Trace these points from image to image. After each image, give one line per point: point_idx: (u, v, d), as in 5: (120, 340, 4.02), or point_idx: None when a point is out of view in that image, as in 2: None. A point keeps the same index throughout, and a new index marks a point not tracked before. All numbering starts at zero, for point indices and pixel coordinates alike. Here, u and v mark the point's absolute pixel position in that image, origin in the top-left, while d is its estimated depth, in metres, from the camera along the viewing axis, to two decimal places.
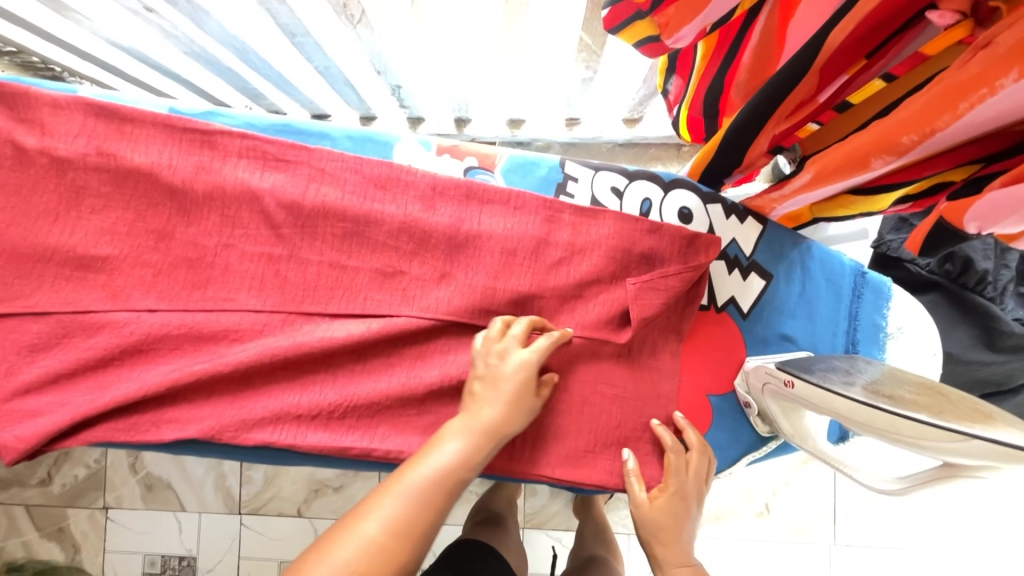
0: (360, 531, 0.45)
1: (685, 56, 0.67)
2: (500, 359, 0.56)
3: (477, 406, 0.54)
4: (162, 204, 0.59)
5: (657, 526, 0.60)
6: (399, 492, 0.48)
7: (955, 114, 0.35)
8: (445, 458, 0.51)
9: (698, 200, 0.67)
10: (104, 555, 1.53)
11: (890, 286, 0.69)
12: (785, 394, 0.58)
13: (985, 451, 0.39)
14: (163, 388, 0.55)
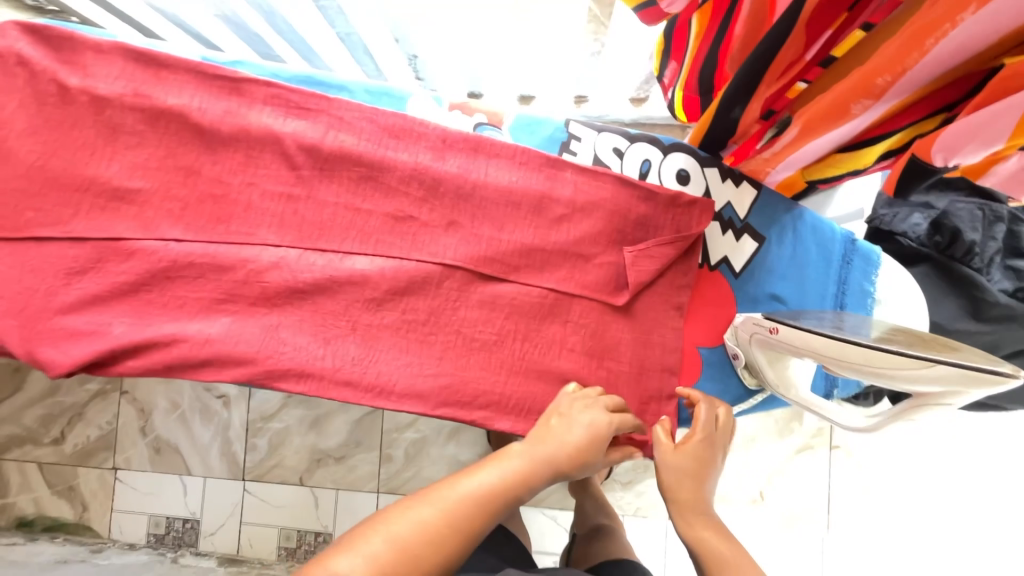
0: (411, 510, 0.49)
1: (681, 32, 0.68)
2: (569, 418, 0.60)
3: (541, 453, 0.57)
4: (192, 145, 0.63)
5: (682, 469, 0.61)
6: (450, 484, 0.52)
7: (923, 51, 0.38)
8: (500, 470, 0.55)
9: (695, 162, 0.70)
10: (111, 514, 1.57)
11: (880, 254, 0.70)
12: (771, 343, 0.61)
13: (950, 375, 0.42)
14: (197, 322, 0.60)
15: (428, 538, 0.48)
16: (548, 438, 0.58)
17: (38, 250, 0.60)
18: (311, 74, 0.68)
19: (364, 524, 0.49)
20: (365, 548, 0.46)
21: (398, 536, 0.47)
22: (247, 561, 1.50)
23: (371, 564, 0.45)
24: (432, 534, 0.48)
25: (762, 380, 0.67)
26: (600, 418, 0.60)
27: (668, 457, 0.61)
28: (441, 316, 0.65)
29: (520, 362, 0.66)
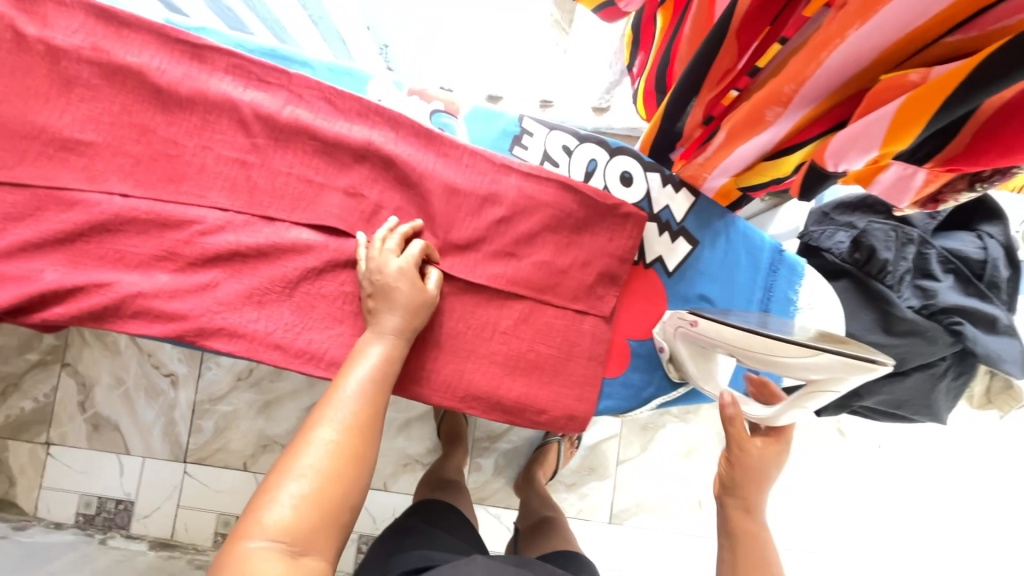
0: (316, 440, 0.50)
1: (647, 27, 0.74)
2: (393, 267, 0.61)
3: (386, 321, 0.60)
4: (148, 103, 0.64)
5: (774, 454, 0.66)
6: (342, 402, 0.53)
7: (819, 62, 0.42)
8: (370, 361, 0.57)
9: (640, 167, 0.74)
10: (39, 491, 1.51)
11: (804, 266, 0.78)
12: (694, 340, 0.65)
13: (833, 363, 0.47)
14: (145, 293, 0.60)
15: (343, 452, 0.50)
16: (382, 299, 0.60)
17: None
18: (274, 48, 0.69)
19: (273, 474, 0.48)
20: (286, 490, 0.47)
21: (317, 470, 0.48)
22: (180, 547, 1.47)
23: (304, 501, 0.46)
24: (346, 452, 0.50)
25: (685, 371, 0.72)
26: (405, 264, 0.62)
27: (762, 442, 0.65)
28: None
29: (456, 345, 0.66)
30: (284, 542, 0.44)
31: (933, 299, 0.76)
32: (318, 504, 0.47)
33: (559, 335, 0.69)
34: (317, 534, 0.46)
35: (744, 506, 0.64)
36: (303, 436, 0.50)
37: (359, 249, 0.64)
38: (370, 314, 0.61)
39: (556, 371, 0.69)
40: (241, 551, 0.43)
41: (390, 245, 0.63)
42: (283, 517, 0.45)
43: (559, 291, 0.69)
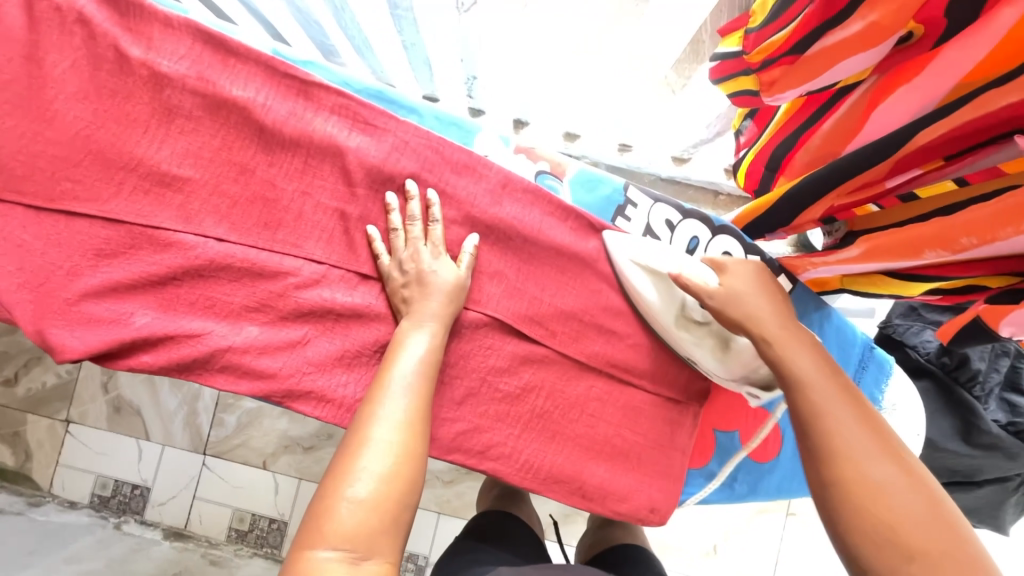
0: (375, 442, 0.49)
1: (769, 108, 0.72)
2: (433, 258, 0.60)
3: (421, 303, 0.58)
4: (249, 141, 0.61)
5: (741, 300, 0.55)
6: (395, 396, 0.53)
7: (1018, 230, 0.41)
8: (417, 350, 0.56)
9: (741, 249, 0.72)
10: (55, 468, 1.50)
11: (892, 365, 0.76)
12: (695, 361, 0.65)
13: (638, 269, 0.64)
14: (234, 348, 0.57)
15: (404, 452, 0.50)
16: (418, 287, 0.59)
17: (70, 225, 0.56)
18: (382, 90, 0.66)
19: (329, 480, 0.47)
20: (346, 497, 0.46)
21: (378, 473, 0.47)
22: (194, 538, 1.46)
23: (365, 505, 0.46)
24: (408, 454, 0.50)
25: (741, 378, 0.63)
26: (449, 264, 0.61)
27: (725, 309, 0.56)
28: (471, 361, 0.63)
29: (543, 423, 0.64)
30: (348, 550, 0.43)
31: (1020, 418, 0.76)
32: (377, 510, 0.46)
33: (643, 419, 0.68)
34: (380, 535, 0.45)
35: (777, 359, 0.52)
36: (358, 439, 0.49)
37: (393, 237, 0.61)
38: (405, 305, 0.59)
39: (637, 457, 0.67)
40: (308, 563, 0.42)
41: (415, 231, 0.61)
42: (351, 525, 0.44)
43: (648, 376, 0.68)
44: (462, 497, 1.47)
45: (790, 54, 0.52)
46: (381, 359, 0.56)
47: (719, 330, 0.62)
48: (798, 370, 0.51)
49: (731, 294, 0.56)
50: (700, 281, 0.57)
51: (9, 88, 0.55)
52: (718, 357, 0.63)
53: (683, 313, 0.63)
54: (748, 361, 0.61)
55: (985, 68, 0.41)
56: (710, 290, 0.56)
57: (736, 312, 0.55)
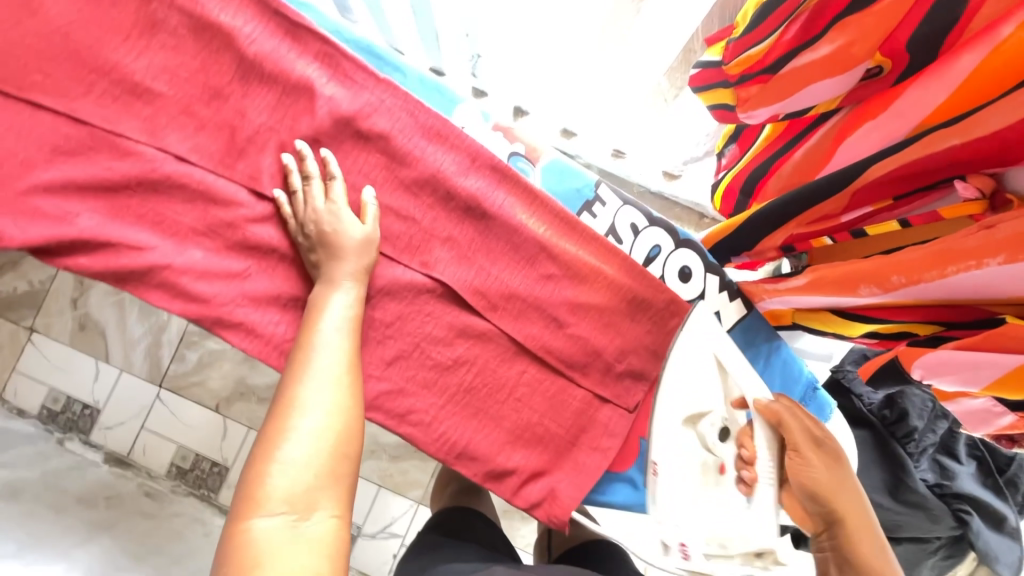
0: (305, 401, 0.50)
1: (751, 131, 0.73)
2: (332, 216, 0.59)
3: (333, 262, 0.58)
4: (228, 67, 0.61)
5: (803, 424, 0.57)
6: (324, 353, 0.54)
7: (941, 273, 0.41)
8: (339, 310, 0.57)
9: (700, 265, 0.72)
10: (10, 374, 1.50)
11: (831, 410, 0.75)
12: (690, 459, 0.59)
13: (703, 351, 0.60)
14: (174, 268, 0.58)
15: (339, 407, 0.51)
16: (323, 248, 0.59)
17: (32, 115, 0.56)
18: (373, 45, 0.66)
19: (261, 445, 0.47)
20: (278, 458, 0.46)
21: (314, 431, 0.48)
22: (134, 467, 1.46)
23: (300, 463, 0.46)
24: (341, 407, 0.51)
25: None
26: (366, 228, 0.60)
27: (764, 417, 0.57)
28: (407, 324, 0.64)
29: (467, 399, 0.65)
30: (289, 510, 0.44)
31: (948, 481, 0.77)
32: (315, 467, 0.47)
33: (570, 413, 0.68)
34: (320, 488, 0.46)
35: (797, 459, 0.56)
36: (286, 401, 0.50)
37: (296, 199, 0.61)
38: (315, 268, 0.60)
39: (557, 450, 0.68)
40: (251, 530, 0.42)
41: (315, 190, 0.60)
42: (285, 485, 0.45)
43: (582, 372, 0.68)
44: (406, 475, 1.48)
45: (763, 73, 0.52)
46: (301, 321, 0.57)
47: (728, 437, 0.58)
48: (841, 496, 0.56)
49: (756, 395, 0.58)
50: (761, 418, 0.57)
51: None
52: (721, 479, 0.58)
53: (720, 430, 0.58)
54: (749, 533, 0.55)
55: (940, 113, 0.41)
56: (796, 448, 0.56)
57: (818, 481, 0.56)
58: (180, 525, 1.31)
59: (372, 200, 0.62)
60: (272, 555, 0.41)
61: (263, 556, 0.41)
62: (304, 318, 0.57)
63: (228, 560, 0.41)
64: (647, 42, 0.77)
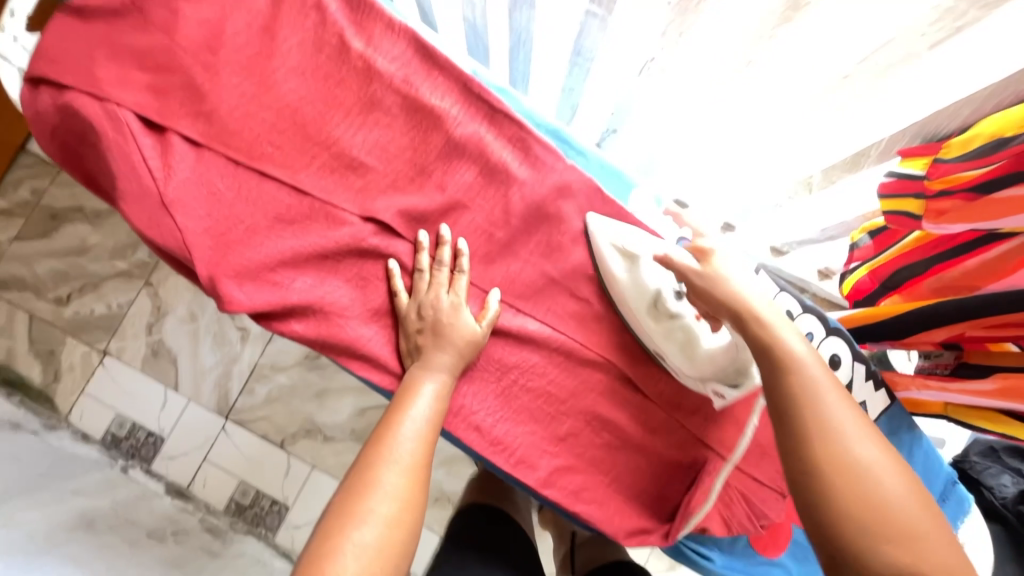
0: (367, 514, 0.45)
1: (887, 237, 0.77)
2: (453, 312, 0.59)
3: (434, 350, 0.58)
4: (433, 146, 0.64)
5: (725, 284, 0.54)
6: (406, 439, 0.51)
7: None
8: (426, 401, 0.55)
9: (849, 353, 0.74)
10: (79, 396, 1.51)
11: (971, 505, 0.75)
12: (661, 356, 0.64)
13: (622, 254, 0.63)
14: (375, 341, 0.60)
15: (406, 507, 0.47)
16: (433, 335, 0.58)
17: (259, 184, 0.59)
18: (560, 130, 0.70)
19: (332, 526, 0.44)
20: (351, 539, 0.43)
21: (387, 518, 0.45)
22: (194, 500, 1.44)
23: (369, 553, 0.43)
24: (409, 504, 0.47)
25: (708, 376, 0.62)
26: (479, 327, 0.60)
27: (712, 290, 0.55)
28: (581, 402, 0.64)
29: (635, 479, 0.65)
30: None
31: None
32: (378, 557, 0.43)
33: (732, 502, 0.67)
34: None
35: (744, 322, 0.52)
36: (350, 507, 0.45)
37: (418, 277, 0.61)
38: (416, 349, 0.59)
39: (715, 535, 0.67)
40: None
41: (442, 277, 0.61)
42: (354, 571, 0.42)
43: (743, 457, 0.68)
44: None
45: (971, 192, 0.54)
46: (384, 413, 0.54)
47: (685, 326, 0.61)
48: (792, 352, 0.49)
49: (717, 276, 0.55)
50: (684, 262, 0.57)
51: (242, 50, 0.60)
52: (685, 351, 0.62)
53: (655, 306, 0.62)
54: (719, 360, 0.60)
55: None
56: (697, 270, 0.56)
57: (722, 293, 0.54)
58: (244, 566, 1.27)
59: (495, 305, 0.62)
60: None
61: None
62: (387, 411, 0.54)
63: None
64: (788, 150, 0.75)
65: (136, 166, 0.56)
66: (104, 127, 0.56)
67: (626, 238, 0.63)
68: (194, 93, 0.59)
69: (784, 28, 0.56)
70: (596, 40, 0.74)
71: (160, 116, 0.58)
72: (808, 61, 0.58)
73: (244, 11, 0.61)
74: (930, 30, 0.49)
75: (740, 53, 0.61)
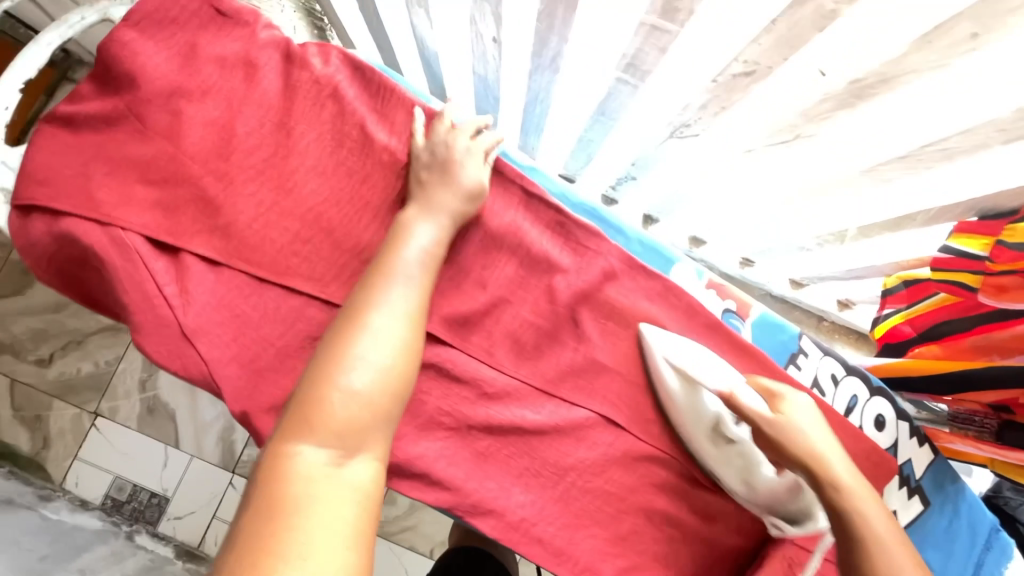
0: (373, 330, 0.44)
1: (919, 289, 0.76)
2: (465, 164, 0.56)
3: (435, 187, 0.54)
4: (468, 239, 0.60)
5: (799, 437, 0.56)
6: (392, 305, 0.46)
7: None
8: (422, 240, 0.51)
9: (892, 412, 0.74)
10: (73, 461, 1.42)
11: (1015, 551, 0.75)
12: (717, 477, 0.63)
13: (678, 376, 0.61)
14: (423, 458, 0.56)
15: (406, 347, 0.45)
16: (439, 172, 0.55)
17: (288, 302, 0.55)
18: (598, 209, 0.67)
19: (310, 387, 0.40)
20: (311, 448, 0.38)
21: (366, 400, 0.41)
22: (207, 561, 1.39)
23: (362, 400, 0.41)
24: (408, 351, 0.45)
25: (766, 507, 0.61)
26: (481, 179, 0.56)
27: (777, 436, 0.56)
28: (639, 496, 0.62)
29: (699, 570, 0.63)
30: (341, 445, 0.39)
31: None
32: (371, 404, 0.41)
33: None
34: (373, 428, 0.41)
35: (824, 480, 0.54)
36: (337, 354, 0.42)
37: (438, 126, 0.57)
38: (418, 185, 0.55)
39: None
40: (296, 467, 0.36)
41: (462, 128, 0.57)
42: (318, 460, 0.37)
43: None
44: None
45: None
46: (382, 244, 0.51)
47: (747, 452, 0.60)
48: (839, 482, 0.54)
49: (786, 424, 0.56)
50: (754, 406, 0.57)
51: (255, 153, 0.55)
52: (747, 481, 0.61)
53: (714, 430, 0.61)
54: (781, 495, 0.59)
55: None
56: (770, 418, 0.56)
57: (796, 449, 0.55)
58: None
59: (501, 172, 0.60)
60: (319, 500, 0.35)
61: (306, 496, 0.35)
62: (386, 241, 0.51)
63: (269, 490, 0.35)
64: (826, 209, 0.73)
65: (152, 297, 0.50)
66: (111, 256, 0.50)
67: (683, 358, 0.61)
68: (207, 206, 0.53)
69: (844, 112, 0.52)
70: (623, 104, 0.70)
71: (172, 236, 0.52)
72: (862, 144, 0.55)
73: (254, 109, 0.55)
74: (1009, 127, 0.45)
75: (789, 127, 0.58)
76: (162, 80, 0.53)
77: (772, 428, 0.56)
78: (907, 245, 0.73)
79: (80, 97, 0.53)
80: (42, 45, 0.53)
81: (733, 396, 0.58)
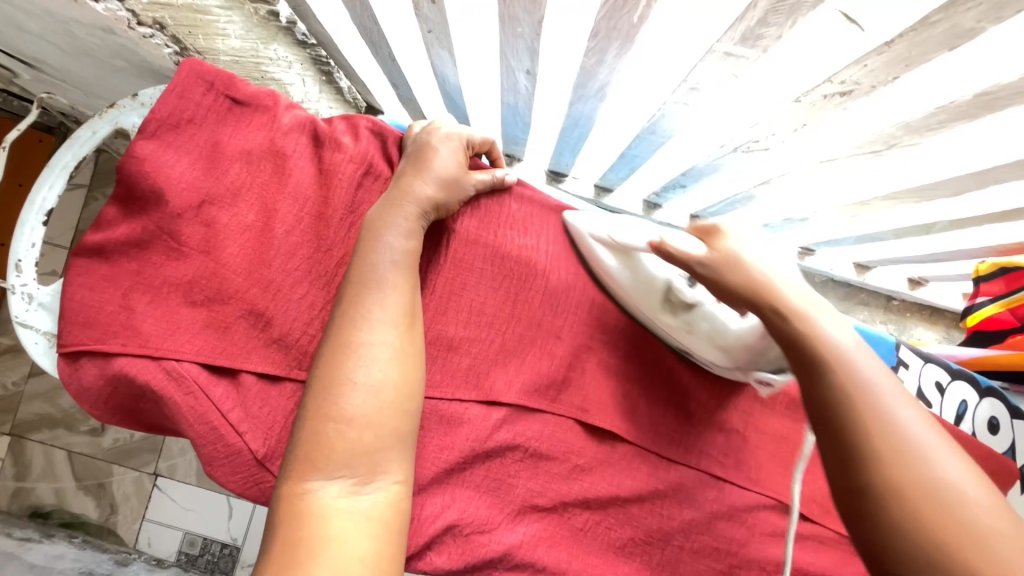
0: (363, 349, 0.40)
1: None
2: (439, 151, 0.49)
3: (417, 169, 0.48)
4: (534, 299, 0.56)
5: (741, 266, 0.43)
6: (377, 314, 0.41)
7: None
8: (396, 232, 0.45)
9: (1006, 413, 0.68)
10: (141, 524, 1.28)
11: None
12: (691, 352, 0.56)
13: (613, 247, 0.55)
14: (524, 546, 0.52)
15: (402, 358, 0.41)
16: (414, 161, 0.49)
17: None
18: None
19: (311, 422, 0.38)
20: (322, 485, 0.36)
21: (365, 423, 0.38)
22: None
23: (359, 424, 0.38)
24: (404, 358, 0.41)
25: (747, 365, 0.53)
26: (467, 179, 0.51)
27: (723, 275, 0.43)
28: (751, 548, 0.57)
29: None
30: (348, 475, 0.37)
31: None
32: (371, 426, 0.38)
33: None
34: (382, 451, 0.38)
35: (769, 304, 0.40)
36: (324, 380, 0.39)
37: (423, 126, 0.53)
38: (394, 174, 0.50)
39: None
40: (311, 505, 0.35)
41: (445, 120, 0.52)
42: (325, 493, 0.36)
43: None
44: None
45: None
46: (354, 249, 0.44)
47: (709, 315, 0.52)
48: (829, 346, 0.36)
49: (732, 257, 0.43)
50: (684, 246, 0.45)
51: (299, 251, 0.50)
52: (712, 344, 0.53)
53: (667, 298, 0.53)
54: (754, 344, 0.50)
55: None
56: (702, 257, 0.44)
57: (737, 279, 0.42)
58: None
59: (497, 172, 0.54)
60: (338, 541, 0.34)
61: (325, 535, 0.34)
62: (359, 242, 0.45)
63: (286, 529, 0.34)
64: (906, 205, 0.67)
65: (216, 426, 0.46)
66: (169, 390, 0.46)
67: (621, 228, 0.54)
68: (258, 319, 0.49)
69: (959, 123, 0.47)
70: (676, 123, 0.63)
71: (228, 358, 0.48)
72: (975, 147, 0.51)
73: (291, 201, 0.51)
74: None
75: (883, 138, 0.52)
76: (189, 190, 0.48)
77: (719, 263, 0.44)
78: (989, 229, 0.70)
79: (106, 222, 0.48)
80: (57, 169, 0.49)
81: (669, 242, 0.46)
